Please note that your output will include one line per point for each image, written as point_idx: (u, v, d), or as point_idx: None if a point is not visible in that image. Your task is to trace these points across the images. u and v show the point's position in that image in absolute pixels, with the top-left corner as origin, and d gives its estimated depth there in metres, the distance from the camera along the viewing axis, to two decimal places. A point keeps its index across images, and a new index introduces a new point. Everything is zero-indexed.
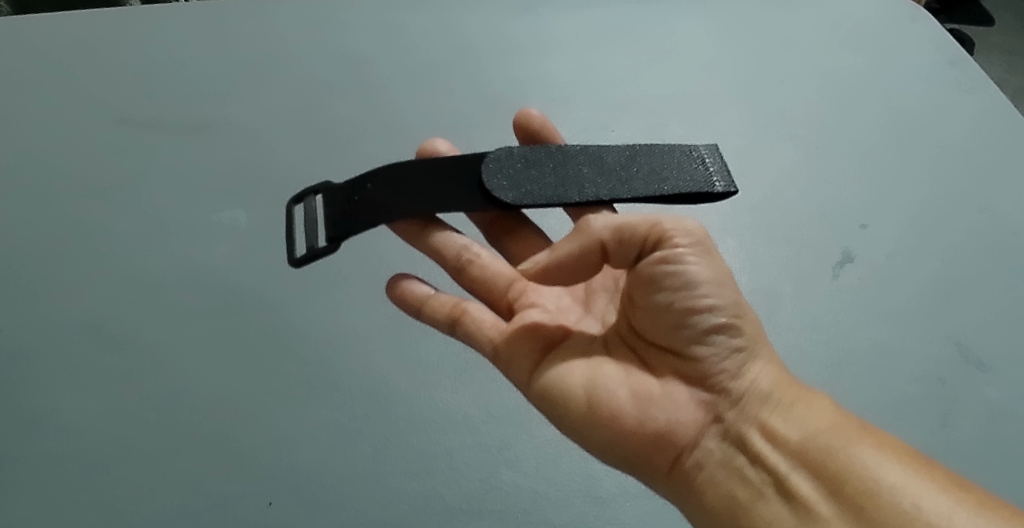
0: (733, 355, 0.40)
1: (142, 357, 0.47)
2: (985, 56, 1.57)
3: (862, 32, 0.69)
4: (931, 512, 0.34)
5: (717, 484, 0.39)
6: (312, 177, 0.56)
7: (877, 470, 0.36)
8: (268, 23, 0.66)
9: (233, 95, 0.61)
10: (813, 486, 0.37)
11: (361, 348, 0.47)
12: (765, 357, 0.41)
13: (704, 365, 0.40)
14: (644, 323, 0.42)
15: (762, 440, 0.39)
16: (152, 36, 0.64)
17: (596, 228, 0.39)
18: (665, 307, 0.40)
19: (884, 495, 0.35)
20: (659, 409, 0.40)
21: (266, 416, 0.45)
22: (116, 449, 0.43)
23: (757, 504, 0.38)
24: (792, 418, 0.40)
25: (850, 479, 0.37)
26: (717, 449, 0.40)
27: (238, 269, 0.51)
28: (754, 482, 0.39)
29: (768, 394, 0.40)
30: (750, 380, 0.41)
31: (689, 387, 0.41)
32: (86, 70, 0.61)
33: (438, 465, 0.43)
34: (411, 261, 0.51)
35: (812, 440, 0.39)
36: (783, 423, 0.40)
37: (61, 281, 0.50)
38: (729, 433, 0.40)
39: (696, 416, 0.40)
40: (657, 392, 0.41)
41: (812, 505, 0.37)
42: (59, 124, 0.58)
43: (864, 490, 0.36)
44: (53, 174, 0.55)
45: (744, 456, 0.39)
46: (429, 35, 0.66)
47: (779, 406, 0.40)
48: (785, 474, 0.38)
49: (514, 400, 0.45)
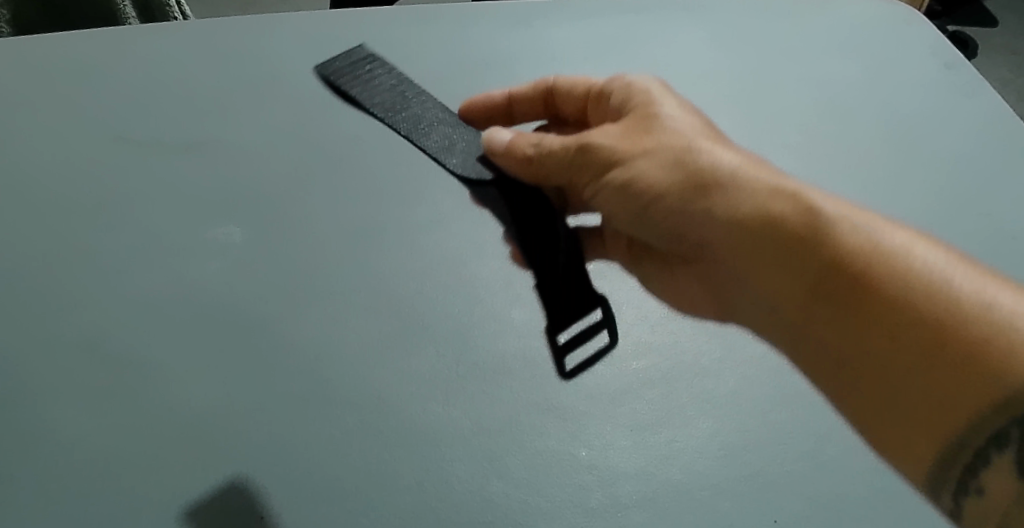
0: (713, 224, 0.41)
1: (136, 373, 0.47)
2: (987, 61, 1.57)
3: (856, 39, 0.69)
4: (978, 318, 0.36)
5: (787, 352, 0.42)
6: (306, 192, 0.56)
7: (900, 303, 0.37)
8: (265, 39, 0.67)
9: (228, 112, 0.61)
10: (855, 345, 0.38)
11: (353, 363, 0.47)
12: (739, 215, 0.40)
13: (698, 247, 0.43)
14: (640, 216, 0.45)
15: (792, 308, 0.40)
16: (146, 54, 0.65)
17: (503, 166, 0.48)
18: (627, 210, 0.45)
19: (914, 315, 0.37)
20: (698, 290, 0.47)
21: (258, 429, 0.45)
22: (110, 463, 0.44)
23: (831, 380, 0.40)
24: (802, 262, 0.39)
25: (883, 317, 0.37)
26: (765, 321, 0.43)
27: (233, 283, 0.51)
28: (823, 364, 0.40)
29: (760, 255, 0.40)
30: (745, 241, 0.40)
31: (714, 270, 0.44)
32: (84, 90, 0.62)
33: (430, 478, 0.43)
34: (403, 274, 0.52)
35: (829, 281, 0.39)
36: (790, 275, 0.39)
37: (56, 298, 0.51)
38: (758, 300, 0.42)
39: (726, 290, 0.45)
40: (693, 275, 0.47)
41: (872, 369, 0.38)
42: (57, 143, 0.59)
43: (899, 321, 0.37)
44: (51, 191, 0.56)
45: (788, 325, 0.41)
46: (422, 49, 0.66)
47: (788, 255, 0.39)
48: (828, 340, 0.39)
49: (506, 413, 0.45)
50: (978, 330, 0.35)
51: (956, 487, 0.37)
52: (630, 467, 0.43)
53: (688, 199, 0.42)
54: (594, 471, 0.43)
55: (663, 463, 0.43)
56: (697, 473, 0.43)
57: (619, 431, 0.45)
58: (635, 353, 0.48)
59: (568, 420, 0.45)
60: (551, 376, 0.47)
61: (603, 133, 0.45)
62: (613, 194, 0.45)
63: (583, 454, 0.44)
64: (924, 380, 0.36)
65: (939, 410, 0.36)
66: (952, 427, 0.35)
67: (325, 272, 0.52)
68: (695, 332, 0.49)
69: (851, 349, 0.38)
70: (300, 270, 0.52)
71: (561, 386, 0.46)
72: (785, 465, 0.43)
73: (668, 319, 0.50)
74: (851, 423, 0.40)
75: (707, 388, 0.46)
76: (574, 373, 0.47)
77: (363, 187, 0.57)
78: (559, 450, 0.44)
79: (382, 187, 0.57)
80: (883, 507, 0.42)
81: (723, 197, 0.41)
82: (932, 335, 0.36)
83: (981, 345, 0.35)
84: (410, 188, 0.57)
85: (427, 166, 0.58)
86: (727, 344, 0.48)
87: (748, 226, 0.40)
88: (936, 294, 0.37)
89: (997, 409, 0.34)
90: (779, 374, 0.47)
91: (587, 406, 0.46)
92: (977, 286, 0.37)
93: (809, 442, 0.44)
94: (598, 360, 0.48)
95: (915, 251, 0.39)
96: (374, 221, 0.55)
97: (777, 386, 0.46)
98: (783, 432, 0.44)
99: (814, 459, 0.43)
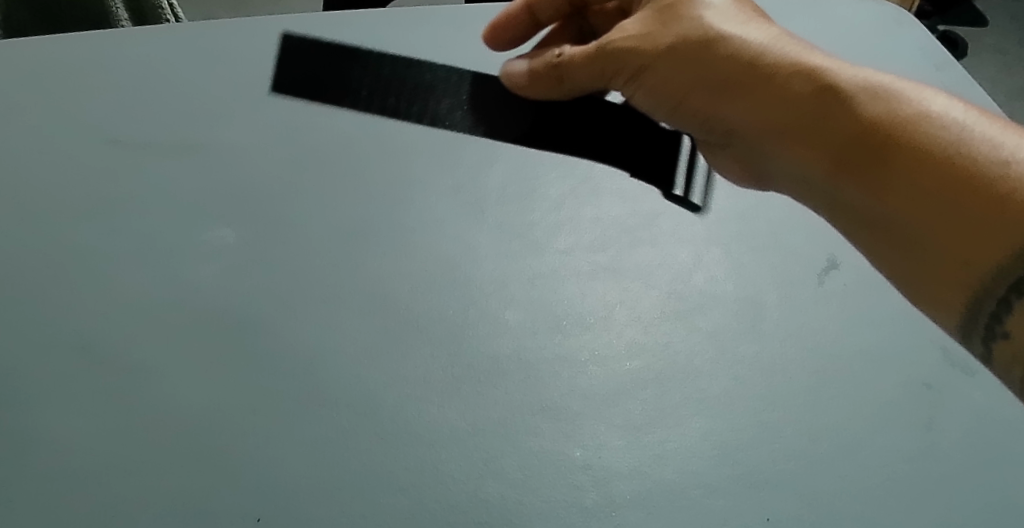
0: (737, 105, 0.45)
1: (131, 377, 0.47)
2: (976, 66, 1.58)
3: (847, 41, 0.70)
4: (992, 162, 0.37)
5: (815, 210, 0.46)
6: (299, 194, 0.56)
7: (916, 157, 0.39)
8: (258, 41, 0.67)
9: (221, 113, 0.61)
10: (870, 203, 0.41)
11: (349, 365, 0.47)
12: (757, 97, 0.44)
13: (728, 128, 0.47)
14: (671, 107, 0.49)
15: (823, 176, 0.43)
16: (139, 55, 0.65)
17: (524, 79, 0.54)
18: (652, 98, 0.49)
19: (924, 169, 0.38)
20: (736, 165, 0.50)
21: (252, 432, 0.45)
22: (104, 467, 0.44)
23: (850, 233, 0.43)
24: (822, 135, 0.42)
25: (895, 171, 0.39)
26: (796, 189, 0.46)
27: (227, 286, 0.51)
28: (843, 220, 0.44)
29: (778, 133, 0.44)
30: (776, 117, 0.44)
31: (750, 148, 0.47)
32: (76, 92, 0.62)
33: (426, 478, 0.43)
34: (397, 276, 0.52)
35: (849, 147, 0.41)
36: (813, 144, 0.42)
37: (49, 302, 0.51)
38: (789, 171, 0.45)
39: (756, 165, 0.48)
40: (727, 156, 0.50)
41: (888, 220, 0.40)
42: (50, 146, 0.59)
43: (910, 169, 0.39)
44: (43, 194, 0.56)
45: (813, 190, 0.44)
46: (415, 51, 0.67)
47: (808, 130, 0.42)
48: (846, 198, 0.42)
49: (500, 413, 0.45)
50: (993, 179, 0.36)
51: (985, 333, 0.37)
52: (625, 466, 0.43)
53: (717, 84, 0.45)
54: (589, 470, 0.43)
55: (657, 461, 0.44)
56: (691, 472, 0.43)
57: (613, 431, 0.45)
58: (629, 354, 0.48)
59: (563, 421, 0.45)
60: (545, 377, 0.47)
61: (626, 33, 0.48)
62: (652, 84, 0.48)
63: (578, 454, 0.44)
64: (941, 219, 0.37)
65: (962, 245, 0.36)
66: (977, 260, 0.36)
67: (319, 274, 0.52)
68: (688, 334, 0.49)
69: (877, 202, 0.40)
70: (295, 271, 0.52)
71: (555, 387, 0.47)
72: (779, 464, 0.43)
73: (661, 320, 0.50)
74: (885, 274, 0.42)
75: (701, 388, 0.46)
76: (569, 373, 0.47)
77: (356, 188, 0.57)
78: (553, 450, 0.44)
79: (377, 188, 0.57)
80: (874, 506, 0.42)
81: (754, 76, 0.44)
82: (947, 178, 0.37)
83: (992, 184, 0.36)
84: (403, 190, 0.57)
85: (421, 168, 0.58)
86: (720, 344, 0.49)
87: (780, 104, 0.43)
88: (958, 147, 0.38)
89: (1013, 257, 0.35)
90: (771, 374, 0.47)
91: (581, 406, 0.46)
92: (993, 134, 0.38)
93: (802, 441, 0.44)
94: (592, 361, 0.48)
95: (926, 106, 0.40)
96: (369, 222, 0.55)
97: (771, 386, 0.46)
98: (776, 431, 0.45)
99: (807, 458, 0.44)
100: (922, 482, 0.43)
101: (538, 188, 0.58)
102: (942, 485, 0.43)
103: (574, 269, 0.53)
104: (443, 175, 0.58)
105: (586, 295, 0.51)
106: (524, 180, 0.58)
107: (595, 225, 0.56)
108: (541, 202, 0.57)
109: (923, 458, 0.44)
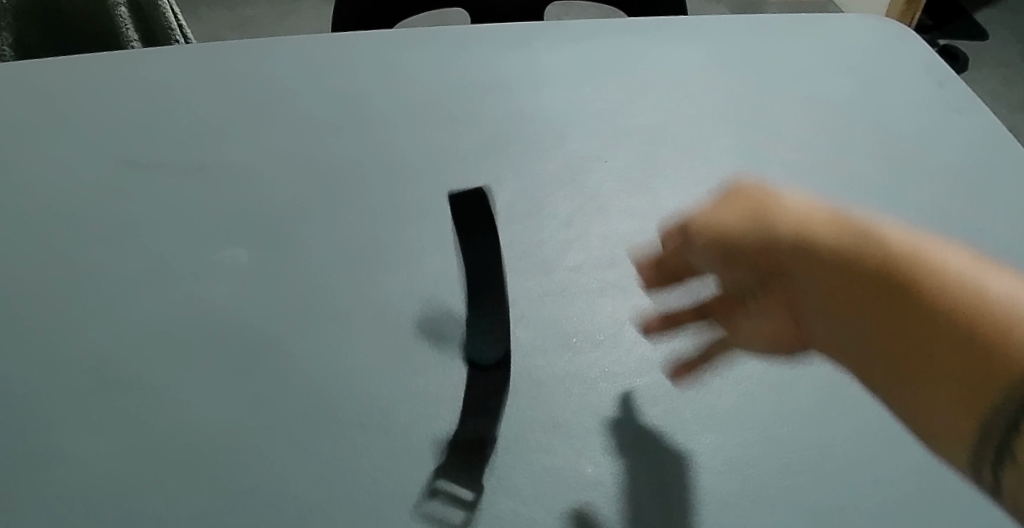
0: (778, 252, 0.41)
1: (145, 395, 0.48)
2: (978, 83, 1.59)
3: (849, 58, 0.71)
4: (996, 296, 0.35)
5: (840, 350, 0.40)
6: (311, 213, 0.57)
7: (934, 308, 0.35)
8: (269, 68, 0.69)
9: (233, 137, 0.63)
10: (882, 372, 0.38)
11: (362, 382, 0.48)
12: (798, 270, 0.40)
13: (748, 304, 0.44)
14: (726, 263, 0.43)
15: (827, 332, 0.40)
16: (153, 82, 0.67)
17: None
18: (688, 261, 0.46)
19: (946, 314, 0.35)
20: (740, 316, 0.45)
21: (266, 449, 0.45)
22: (118, 485, 0.44)
23: (881, 382, 0.38)
24: (840, 294, 0.38)
25: (908, 327, 0.36)
26: (818, 342, 0.41)
27: (240, 304, 0.52)
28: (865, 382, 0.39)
29: (819, 304, 0.39)
30: (810, 250, 0.40)
31: (790, 295, 0.41)
32: (92, 119, 0.64)
33: (439, 496, 0.43)
34: (407, 294, 0.52)
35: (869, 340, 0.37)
36: (850, 322, 0.38)
37: (64, 322, 0.51)
38: (825, 346, 0.40)
39: (769, 343, 0.44)
40: (739, 325, 0.45)
41: (918, 379, 0.36)
42: (65, 170, 0.61)
43: (946, 326, 0.35)
44: (60, 216, 0.57)
45: (835, 352, 0.40)
46: (423, 75, 0.68)
47: (828, 285, 0.39)
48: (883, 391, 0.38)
49: (512, 429, 0.46)
50: (993, 306, 0.34)
51: (994, 460, 0.34)
52: (636, 482, 0.44)
53: (755, 258, 0.42)
54: (600, 485, 0.44)
55: (669, 477, 0.44)
56: (703, 487, 0.43)
57: (625, 447, 0.45)
58: (639, 370, 0.49)
59: (574, 438, 0.45)
60: (556, 393, 0.47)
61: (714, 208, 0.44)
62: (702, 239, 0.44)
63: (590, 471, 0.44)
64: (959, 357, 0.34)
65: (964, 387, 0.34)
66: (990, 385, 0.33)
67: (332, 292, 0.53)
68: (698, 350, 0.50)
69: (866, 312, 0.38)
70: (307, 289, 0.53)
71: (566, 403, 0.47)
72: (789, 481, 0.44)
73: (671, 337, 0.50)
74: (894, 410, 0.38)
75: (710, 403, 0.47)
76: (580, 390, 0.48)
77: (367, 207, 0.58)
78: (565, 467, 0.44)
79: (387, 207, 0.58)
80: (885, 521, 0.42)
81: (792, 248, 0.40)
82: (959, 322, 0.34)
83: (993, 330, 0.34)
84: (413, 209, 0.58)
85: (430, 188, 0.59)
86: (729, 360, 0.49)
87: (811, 231, 0.40)
88: (953, 286, 0.35)
89: (1014, 388, 0.33)
90: (781, 389, 0.47)
91: (593, 423, 0.46)
92: (1016, 287, 0.35)
93: (813, 457, 0.44)
94: (602, 377, 0.48)
95: (985, 280, 0.36)
96: (380, 241, 0.56)
97: (780, 401, 0.47)
98: (786, 447, 0.45)
99: (817, 474, 0.44)
100: (932, 498, 0.43)
101: (546, 206, 0.58)
102: (952, 501, 0.43)
103: (584, 286, 0.53)
104: (452, 193, 0.59)
105: (596, 312, 0.52)
106: (532, 198, 0.59)
107: (604, 242, 0.56)
108: (550, 220, 0.58)
109: (932, 474, 0.44)
